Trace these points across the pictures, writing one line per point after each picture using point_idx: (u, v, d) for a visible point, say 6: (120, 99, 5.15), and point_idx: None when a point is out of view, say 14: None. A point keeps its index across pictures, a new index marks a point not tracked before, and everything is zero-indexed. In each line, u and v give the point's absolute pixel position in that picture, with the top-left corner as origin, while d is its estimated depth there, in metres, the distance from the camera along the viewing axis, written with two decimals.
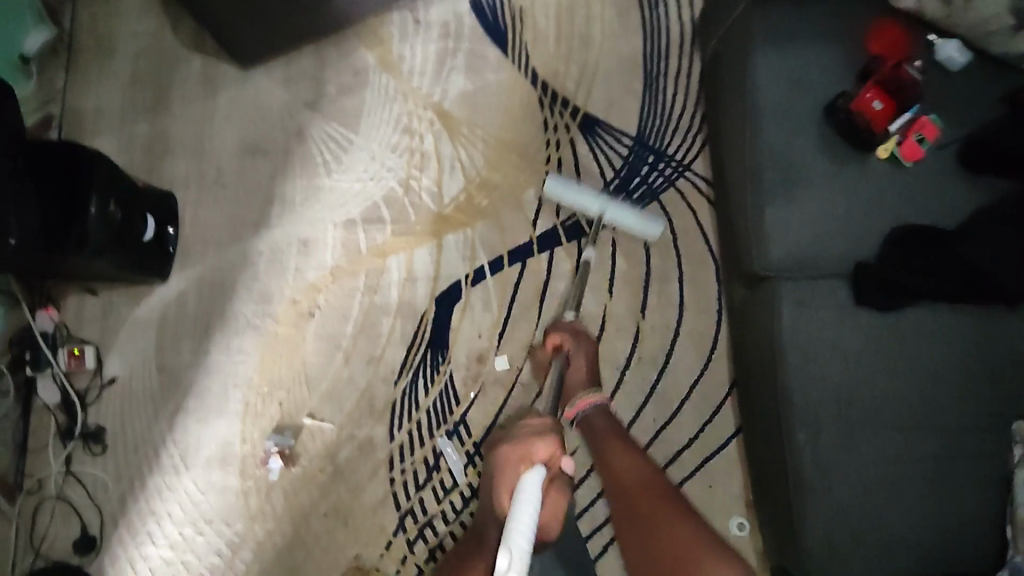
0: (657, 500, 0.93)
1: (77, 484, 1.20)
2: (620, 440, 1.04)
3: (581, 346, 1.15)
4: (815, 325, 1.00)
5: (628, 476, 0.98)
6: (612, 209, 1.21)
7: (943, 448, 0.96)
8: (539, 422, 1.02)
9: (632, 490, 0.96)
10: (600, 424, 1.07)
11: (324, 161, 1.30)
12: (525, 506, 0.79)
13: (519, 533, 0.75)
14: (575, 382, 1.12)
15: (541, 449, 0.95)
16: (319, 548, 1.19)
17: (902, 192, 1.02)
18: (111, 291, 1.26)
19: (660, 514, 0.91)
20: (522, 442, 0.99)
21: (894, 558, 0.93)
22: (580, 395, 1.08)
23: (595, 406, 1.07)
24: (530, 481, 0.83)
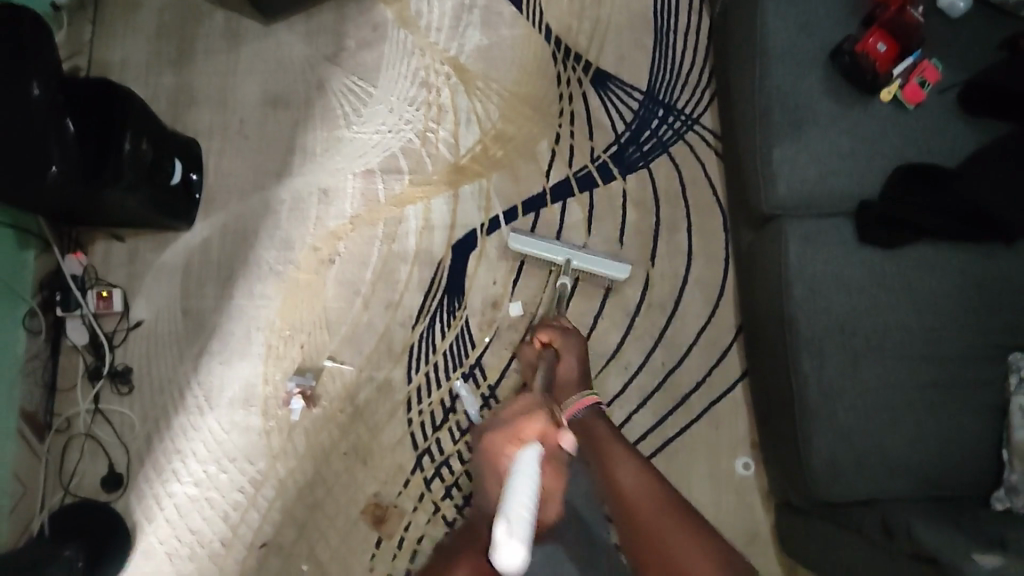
0: (665, 515, 0.83)
1: (105, 423, 1.23)
2: (615, 439, 0.94)
3: (571, 342, 1.11)
4: (821, 259, 1.04)
5: (624, 483, 0.87)
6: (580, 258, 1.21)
7: (943, 376, 1.00)
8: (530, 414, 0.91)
9: (632, 503, 0.85)
10: (597, 426, 0.96)
11: (345, 114, 1.34)
12: (526, 477, 0.65)
13: (520, 500, 0.62)
14: (567, 380, 1.05)
15: (536, 428, 0.86)
16: (339, 485, 1.23)
17: (905, 133, 1.06)
18: (137, 237, 1.29)
19: (670, 536, 0.81)
20: (515, 428, 0.87)
21: (893, 480, 0.97)
22: (575, 395, 1.00)
23: (591, 407, 0.99)
24: (532, 453, 0.68)
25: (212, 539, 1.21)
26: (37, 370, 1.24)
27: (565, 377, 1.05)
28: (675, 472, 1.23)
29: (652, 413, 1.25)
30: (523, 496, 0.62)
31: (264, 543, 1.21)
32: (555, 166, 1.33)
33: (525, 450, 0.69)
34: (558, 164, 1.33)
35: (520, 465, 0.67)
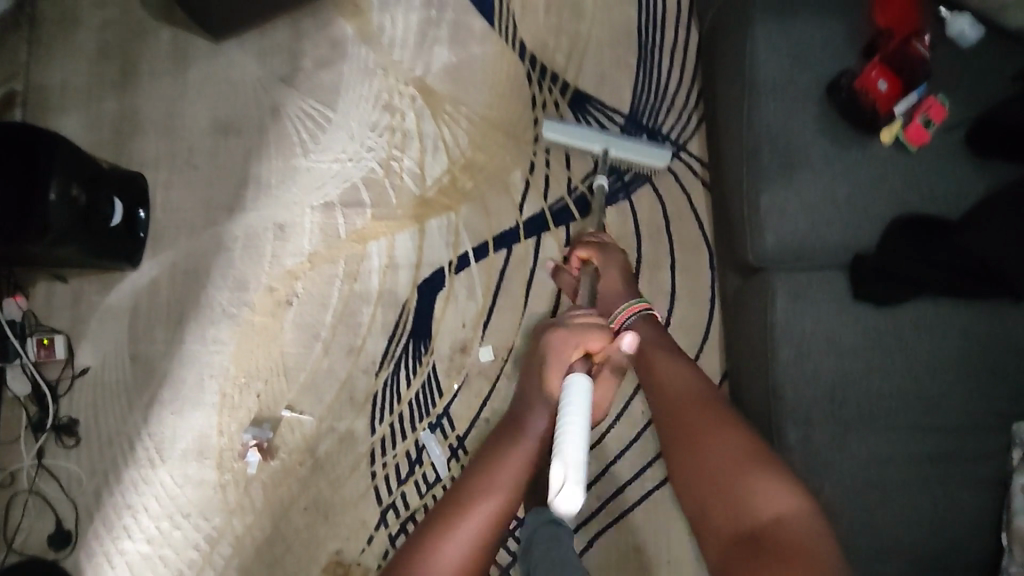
0: (706, 418, 0.85)
1: (50, 478, 1.17)
2: (667, 350, 0.95)
3: (610, 258, 1.08)
4: (811, 318, 0.95)
5: (669, 389, 0.90)
6: (616, 145, 1.16)
7: (941, 449, 0.91)
8: (592, 319, 0.92)
9: (672, 406, 0.89)
10: (646, 332, 0.98)
11: (301, 141, 1.24)
12: (574, 413, 0.76)
13: (574, 435, 0.73)
14: (611, 291, 1.03)
15: (598, 339, 0.90)
16: (299, 542, 1.16)
17: (907, 178, 0.95)
18: (81, 277, 1.21)
19: (706, 434, 0.83)
20: (579, 333, 0.90)
21: (882, 564, 0.88)
22: (628, 303, 1.00)
23: (641, 315, 0.99)
24: (580, 383, 0.79)
25: None
26: None
27: (610, 289, 1.03)
28: (652, 529, 1.16)
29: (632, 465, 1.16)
30: (574, 434, 0.73)
31: None
32: (529, 197, 1.24)
33: (571, 381, 0.79)
34: (532, 195, 1.24)
35: (570, 396, 0.78)
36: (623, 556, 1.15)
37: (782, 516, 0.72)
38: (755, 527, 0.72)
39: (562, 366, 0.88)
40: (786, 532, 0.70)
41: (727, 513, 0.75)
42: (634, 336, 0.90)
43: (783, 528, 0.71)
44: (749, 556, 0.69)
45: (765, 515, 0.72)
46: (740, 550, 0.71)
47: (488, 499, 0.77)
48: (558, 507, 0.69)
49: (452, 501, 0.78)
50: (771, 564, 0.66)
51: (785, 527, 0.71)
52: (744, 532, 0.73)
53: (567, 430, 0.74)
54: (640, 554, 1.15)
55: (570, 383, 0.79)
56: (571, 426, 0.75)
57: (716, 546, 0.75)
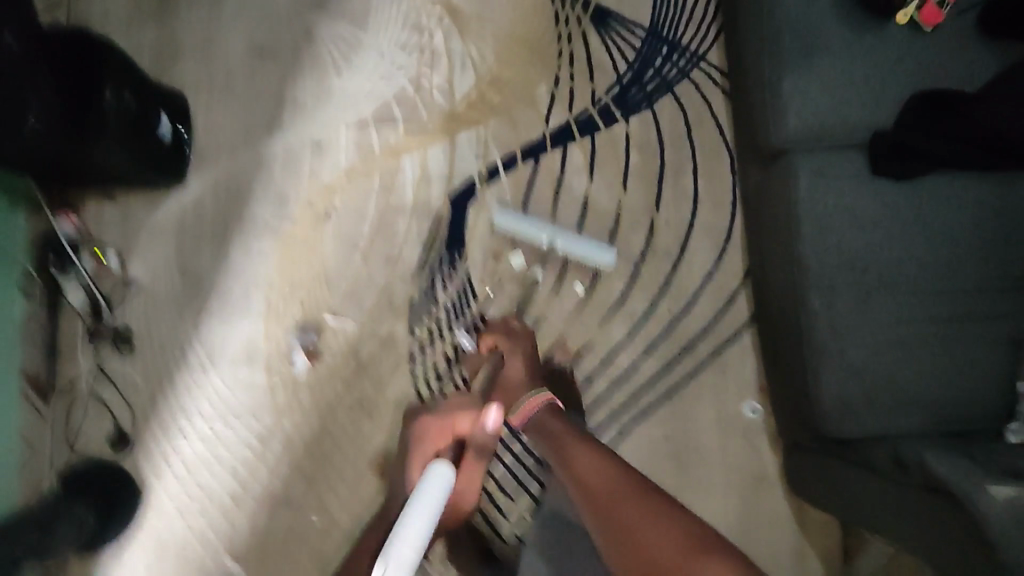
0: (641, 505, 0.79)
1: (108, 383, 1.23)
2: (580, 438, 0.94)
3: (516, 344, 1.17)
4: (833, 194, 0.99)
5: (592, 482, 0.86)
6: (561, 239, 1.22)
7: (961, 309, 0.96)
8: (463, 407, 1.11)
9: (605, 498, 0.83)
10: (550, 424, 0.99)
11: (334, 62, 1.29)
12: (424, 503, 0.92)
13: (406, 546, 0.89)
14: (514, 377, 1.11)
15: (468, 421, 1.09)
16: (347, 439, 1.22)
17: (921, 60, 1.00)
18: (129, 196, 1.26)
19: (646, 526, 0.77)
20: (448, 415, 1.10)
21: (902, 416, 0.95)
22: (528, 395, 1.03)
23: (544, 405, 1.02)
24: None
25: (222, 495, 1.21)
26: (35, 333, 1.22)
27: (512, 377, 1.11)
28: (679, 418, 1.22)
29: (659, 361, 1.23)
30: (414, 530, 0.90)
31: (274, 498, 1.21)
32: (555, 110, 1.28)
33: (432, 469, 0.96)
34: (557, 107, 1.28)
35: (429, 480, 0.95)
36: (654, 445, 1.21)
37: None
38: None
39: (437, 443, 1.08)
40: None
41: None
42: (498, 412, 1.07)
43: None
44: None
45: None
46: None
47: None
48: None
49: None
50: None
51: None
52: None
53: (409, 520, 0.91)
54: (670, 443, 1.21)
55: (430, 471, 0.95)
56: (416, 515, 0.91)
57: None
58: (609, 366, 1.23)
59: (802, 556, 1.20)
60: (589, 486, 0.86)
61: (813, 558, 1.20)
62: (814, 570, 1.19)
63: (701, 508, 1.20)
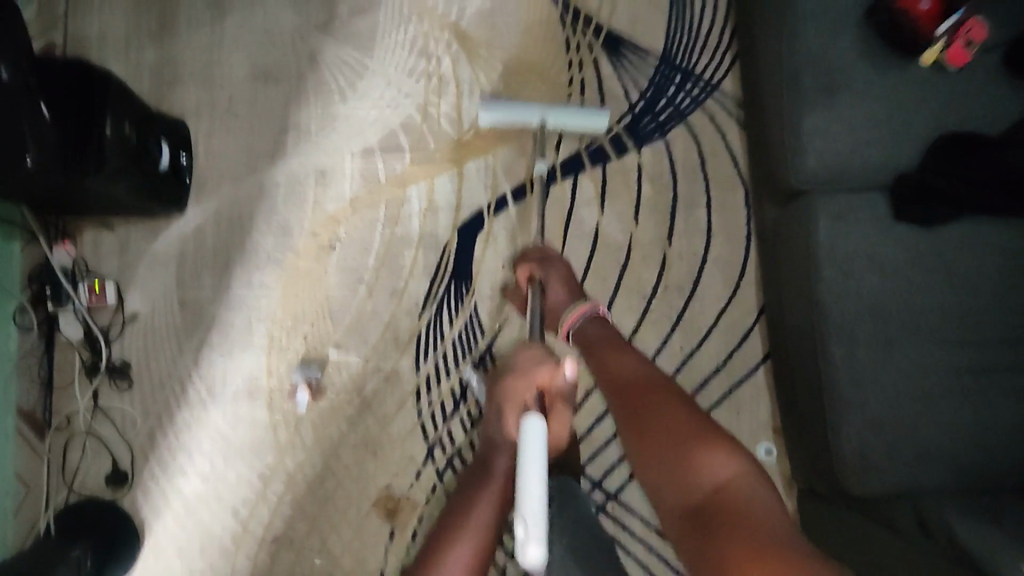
0: (658, 396, 0.82)
1: (105, 419, 1.20)
2: (613, 340, 0.95)
3: (553, 269, 1.08)
4: (853, 238, 0.97)
5: (625, 375, 0.87)
6: (553, 114, 1.16)
7: (983, 360, 0.93)
8: (535, 355, 0.90)
9: (627, 390, 0.85)
10: (593, 329, 0.98)
11: (339, 89, 1.26)
12: (533, 463, 0.70)
13: (534, 504, 0.65)
14: (559, 304, 1.04)
15: (546, 372, 0.87)
16: (350, 479, 1.20)
17: (947, 100, 0.97)
18: (127, 225, 1.23)
19: (662, 414, 0.80)
20: (526, 373, 0.87)
21: (926, 472, 0.91)
22: (574, 308, 1.01)
23: (589, 315, 1.00)
24: (536, 430, 0.72)
25: (222, 535, 1.18)
26: (31, 368, 1.20)
27: (557, 304, 1.05)
28: None
29: None
30: (534, 499, 0.65)
31: (275, 538, 1.18)
32: (565, 139, 1.25)
33: (528, 422, 0.73)
34: (568, 137, 1.25)
35: (526, 439, 0.72)
36: None
37: (724, 480, 0.71)
38: (701, 496, 0.71)
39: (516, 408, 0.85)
40: (730, 494, 0.70)
41: (674, 484, 0.75)
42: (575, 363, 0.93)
43: (730, 491, 0.70)
44: (698, 520, 0.69)
45: (704, 482, 0.72)
46: (687, 522, 0.70)
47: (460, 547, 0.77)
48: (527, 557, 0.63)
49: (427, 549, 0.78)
50: (719, 530, 0.67)
51: (730, 493, 0.70)
52: (691, 500, 0.72)
53: (527, 479, 0.68)
54: None
55: (525, 425, 0.73)
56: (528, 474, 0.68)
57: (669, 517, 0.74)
58: None
59: None
60: (614, 379, 0.88)
61: None
62: None
63: None
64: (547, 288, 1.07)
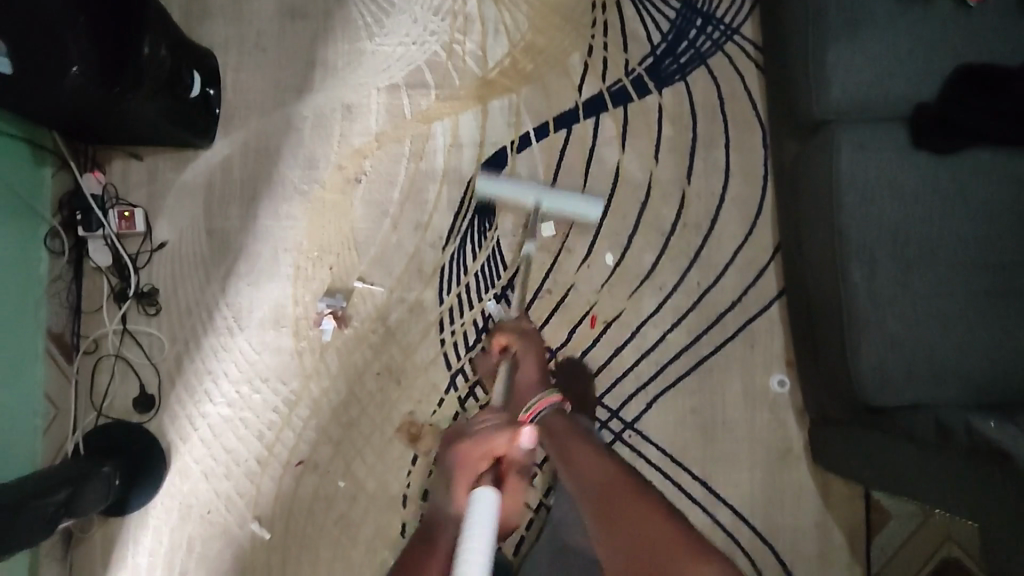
0: (635, 505, 0.79)
1: (134, 343, 1.22)
2: (584, 438, 0.91)
3: (527, 346, 1.10)
4: (873, 165, 1.00)
5: (597, 484, 0.83)
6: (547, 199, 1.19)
7: (997, 282, 0.97)
8: (493, 424, 0.93)
9: (601, 499, 0.82)
10: (558, 424, 0.94)
11: (366, 25, 1.28)
12: (482, 533, 0.69)
13: None
14: (527, 384, 1.02)
15: (504, 441, 0.91)
16: (374, 405, 1.22)
17: (964, 33, 1.01)
18: (156, 155, 1.25)
19: (640, 527, 0.77)
20: (483, 438, 0.90)
21: (939, 386, 0.95)
22: (538, 397, 0.97)
23: (553, 407, 0.96)
24: (486, 500, 0.73)
25: (248, 458, 1.21)
26: (61, 293, 1.22)
27: (525, 381, 1.03)
28: (704, 389, 1.23)
29: (687, 333, 1.24)
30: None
31: (300, 461, 1.21)
32: (588, 79, 1.28)
33: (480, 493, 0.74)
34: (591, 77, 1.28)
35: (476, 513, 0.73)
36: (681, 417, 1.23)
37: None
38: None
39: (469, 478, 0.89)
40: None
41: None
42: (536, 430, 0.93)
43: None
44: None
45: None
46: None
47: None
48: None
49: None
50: None
51: None
52: None
53: (470, 548, 0.68)
54: (697, 414, 1.23)
55: (477, 498, 0.74)
56: (475, 550, 0.67)
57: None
58: (637, 336, 1.24)
59: (825, 529, 1.21)
60: (587, 488, 0.84)
61: (836, 530, 1.20)
62: (836, 543, 1.20)
63: (725, 476, 1.22)
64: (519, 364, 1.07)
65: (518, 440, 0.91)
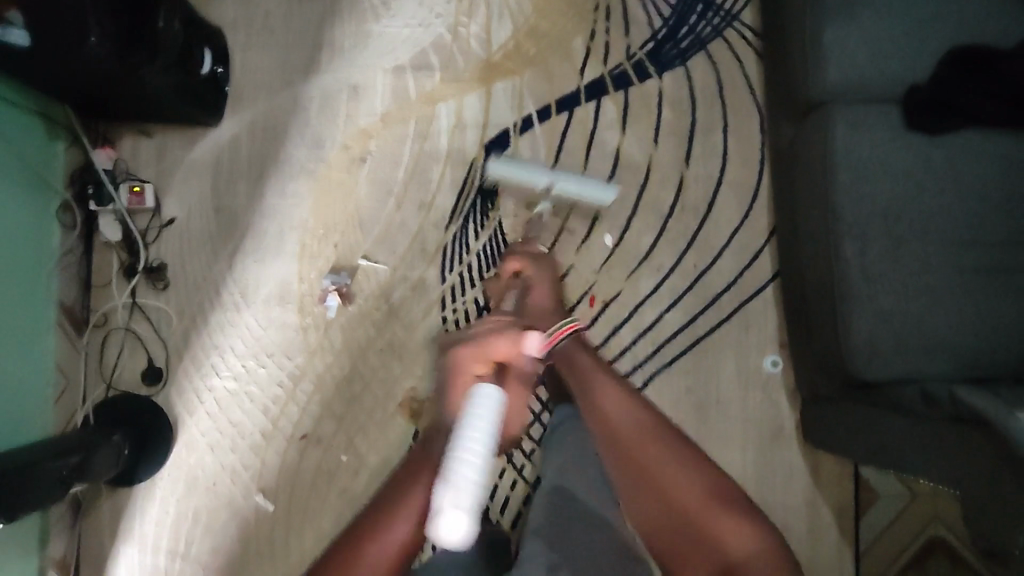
0: (666, 457, 0.84)
1: (142, 318, 1.25)
2: (607, 373, 0.95)
3: (542, 271, 1.14)
4: (867, 144, 1.02)
5: (624, 423, 0.88)
6: (561, 179, 1.21)
7: (985, 261, 0.99)
8: (496, 330, 0.90)
9: (630, 441, 0.86)
10: (578, 355, 0.99)
11: (372, 7, 1.30)
12: (479, 425, 0.70)
13: (469, 471, 0.65)
14: (540, 307, 1.06)
15: (506, 345, 0.87)
16: (377, 380, 1.25)
17: (958, 16, 1.03)
18: (165, 133, 1.28)
19: (672, 473, 0.83)
20: (482, 344, 0.86)
21: (927, 359, 0.97)
22: (555, 325, 1.00)
23: (571, 337, 1.00)
24: (489, 392, 0.74)
25: (253, 431, 1.23)
26: (71, 266, 1.24)
27: (538, 304, 1.07)
28: (699, 369, 1.26)
29: (683, 314, 1.26)
30: (471, 468, 0.65)
31: (304, 435, 1.23)
32: (590, 63, 1.30)
33: (481, 389, 0.74)
34: (593, 61, 1.30)
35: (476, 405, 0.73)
36: (676, 396, 1.25)
37: (757, 555, 0.75)
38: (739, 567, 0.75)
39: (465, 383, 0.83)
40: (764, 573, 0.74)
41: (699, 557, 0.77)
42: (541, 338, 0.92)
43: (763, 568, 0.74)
44: None
45: (738, 555, 0.76)
46: None
47: (387, 531, 0.77)
48: (440, 536, 0.62)
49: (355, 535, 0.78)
50: None
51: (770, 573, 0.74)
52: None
53: (466, 445, 0.68)
54: (692, 394, 1.25)
55: (480, 391, 0.74)
56: (471, 442, 0.68)
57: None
58: (635, 316, 1.27)
59: (815, 507, 1.23)
60: (612, 427, 0.88)
61: (825, 508, 1.23)
62: (825, 521, 1.22)
63: (719, 454, 1.24)
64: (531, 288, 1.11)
65: (523, 345, 0.89)
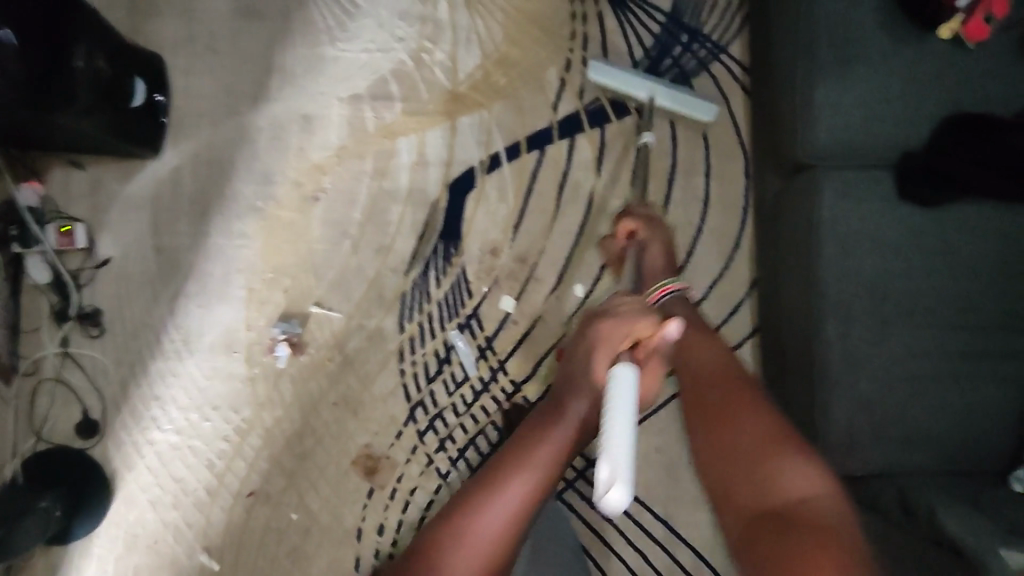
0: (752, 403, 0.75)
1: (75, 367, 1.16)
2: (701, 329, 0.88)
3: (656, 234, 1.03)
4: (855, 211, 0.95)
5: (705, 365, 0.82)
6: (661, 92, 1.15)
7: (969, 345, 0.93)
8: (631, 305, 0.82)
9: (707, 381, 0.80)
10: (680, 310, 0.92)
11: (328, 29, 1.20)
12: (624, 408, 0.65)
13: (620, 435, 0.63)
14: (656, 269, 0.99)
15: (648, 327, 0.79)
16: (329, 436, 1.16)
17: (959, 75, 0.95)
18: (100, 165, 1.18)
19: (745, 414, 0.74)
20: (625, 322, 0.79)
21: (908, 453, 0.91)
22: (658, 284, 0.94)
23: (675, 295, 0.94)
24: (628, 372, 0.69)
25: (197, 487, 1.15)
26: None
27: (652, 267, 0.99)
28: (671, 429, 1.19)
29: None
30: (622, 447, 0.62)
31: (252, 492, 1.15)
32: (565, 96, 1.21)
33: (619, 369, 0.69)
34: (568, 94, 1.21)
35: (617, 386, 0.68)
36: (645, 457, 1.19)
37: (811, 498, 0.64)
38: (787, 504, 0.64)
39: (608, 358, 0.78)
40: (811, 514, 0.63)
41: (747, 488, 0.68)
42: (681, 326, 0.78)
43: (813, 514, 0.63)
44: (775, 532, 0.62)
45: (787, 498, 0.65)
46: (758, 529, 0.64)
47: (520, 476, 0.69)
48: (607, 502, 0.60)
49: (486, 475, 0.70)
50: (803, 536, 0.60)
51: (820, 514, 0.63)
52: (767, 510, 0.65)
53: (613, 420, 0.64)
54: (662, 454, 1.19)
55: (618, 372, 0.69)
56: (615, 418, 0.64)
57: (735, 536, 0.66)
58: None
59: None
60: (693, 371, 0.83)
61: None
62: None
63: (690, 522, 1.17)
64: (646, 249, 1.02)
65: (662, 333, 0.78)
